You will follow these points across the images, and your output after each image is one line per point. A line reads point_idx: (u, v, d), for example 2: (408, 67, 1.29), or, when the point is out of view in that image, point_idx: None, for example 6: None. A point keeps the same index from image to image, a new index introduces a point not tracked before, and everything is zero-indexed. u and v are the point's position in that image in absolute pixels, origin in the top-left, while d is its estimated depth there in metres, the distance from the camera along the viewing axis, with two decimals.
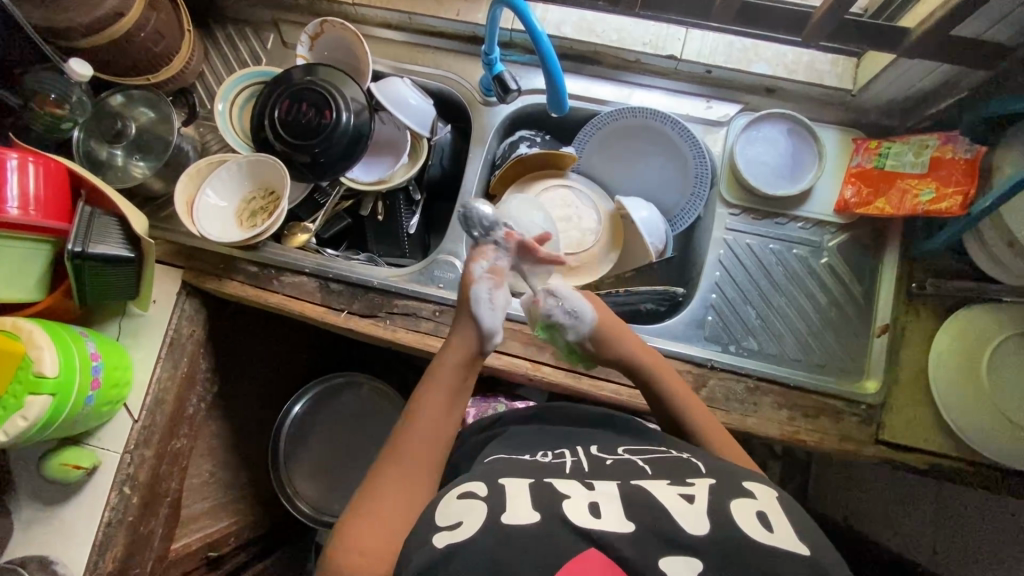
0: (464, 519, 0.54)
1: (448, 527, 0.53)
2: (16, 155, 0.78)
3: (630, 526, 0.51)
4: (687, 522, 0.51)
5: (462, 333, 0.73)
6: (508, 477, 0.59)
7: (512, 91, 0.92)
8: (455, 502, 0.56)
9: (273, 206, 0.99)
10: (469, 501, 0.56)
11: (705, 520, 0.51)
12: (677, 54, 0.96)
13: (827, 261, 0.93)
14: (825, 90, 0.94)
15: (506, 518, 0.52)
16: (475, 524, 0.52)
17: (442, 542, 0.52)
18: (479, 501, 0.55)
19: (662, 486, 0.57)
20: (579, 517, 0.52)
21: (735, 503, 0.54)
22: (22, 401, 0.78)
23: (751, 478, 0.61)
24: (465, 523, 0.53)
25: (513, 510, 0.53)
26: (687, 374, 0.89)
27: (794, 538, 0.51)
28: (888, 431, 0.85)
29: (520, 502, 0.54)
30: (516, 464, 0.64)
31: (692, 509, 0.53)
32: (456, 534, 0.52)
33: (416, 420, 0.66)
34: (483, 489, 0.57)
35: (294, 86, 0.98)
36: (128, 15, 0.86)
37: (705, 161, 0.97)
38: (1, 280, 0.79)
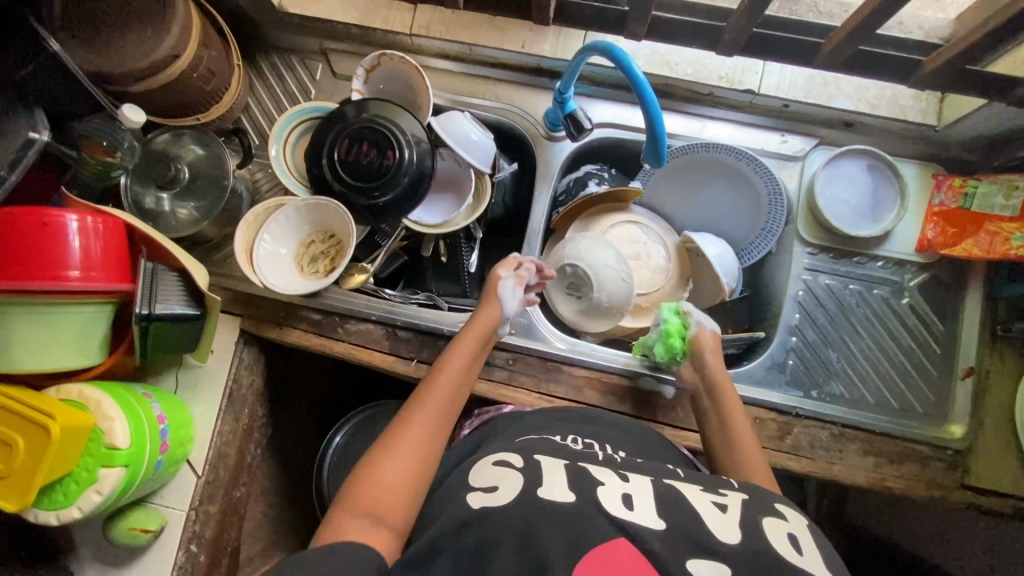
0: (499, 484, 0.59)
1: (483, 489, 0.58)
2: (75, 215, 0.72)
3: (660, 523, 0.53)
4: (719, 529, 0.53)
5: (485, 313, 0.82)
6: (543, 456, 0.64)
7: (586, 129, 0.89)
8: (489, 470, 0.62)
9: (335, 250, 0.95)
10: (503, 471, 0.61)
11: (737, 531, 0.53)
12: (755, 88, 0.92)
13: (908, 302, 0.91)
14: (907, 126, 0.91)
15: (540, 491, 0.56)
16: (511, 491, 0.57)
17: (477, 503, 0.57)
18: (513, 471, 0.60)
19: (695, 491, 0.60)
20: (613, 507, 0.54)
21: (766, 521, 0.56)
22: (95, 474, 0.75)
23: (783, 500, 0.61)
24: (502, 487, 0.58)
25: (549, 486, 0.57)
26: (770, 422, 0.88)
27: (823, 567, 0.52)
28: (974, 476, 0.84)
29: (559, 481, 0.58)
30: (549, 446, 0.68)
31: (724, 518, 0.55)
32: (490, 497, 0.57)
33: (434, 387, 0.72)
34: (518, 462, 0.62)
35: (352, 125, 0.93)
36: (183, 56, 0.80)
37: (781, 198, 0.94)
38: (64, 349, 0.75)
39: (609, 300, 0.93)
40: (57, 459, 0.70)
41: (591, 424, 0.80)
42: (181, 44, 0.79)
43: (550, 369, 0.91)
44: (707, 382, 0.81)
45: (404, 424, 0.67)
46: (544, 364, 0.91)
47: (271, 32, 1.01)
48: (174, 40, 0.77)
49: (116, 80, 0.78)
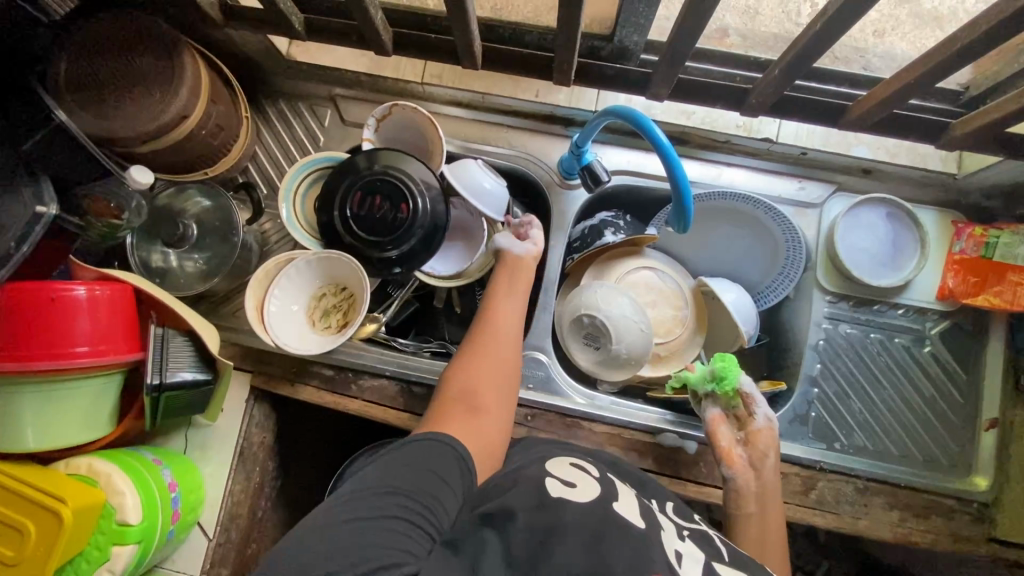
0: (579, 484, 0.62)
1: (566, 483, 0.61)
2: (83, 289, 0.70)
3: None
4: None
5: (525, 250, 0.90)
6: (616, 480, 0.67)
7: (603, 182, 0.87)
8: (567, 466, 0.66)
9: (348, 305, 0.93)
10: (581, 474, 0.65)
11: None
12: (773, 137, 0.92)
13: (930, 351, 0.90)
14: (927, 174, 0.90)
15: (616, 507, 0.59)
16: (588, 493, 0.60)
17: (556, 489, 0.60)
18: (591, 480, 0.64)
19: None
20: (676, 559, 0.55)
21: None
22: (107, 552, 0.72)
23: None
24: (581, 489, 0.61)
25: (625, 506, 0.60)
26: (794, 477, 0.86)
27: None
28: (1001, 529, 0.83)
29: (631, 508, 0.61)
30: (616, 475, 0.70)
31: None
32: (569, 488, 0.61)
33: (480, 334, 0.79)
34: (596, 473, 0.66)
35: (364, 177, 0.91)
36: (192, 115, 0.78)
37: (800, 246, 0.93)
38: (74, 424, 0.73)
39: (628, 351, 0.91)
40: (68, 544, 0.68)
41: (626, 471, 0.78)
42: (189, 105, 0.76)
43: (569, 425, 0.89)
44: (761, 486, 0.78)
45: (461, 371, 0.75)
46: (563, 420, 0.89)
47: (279, 79, 0.99)
48: (183, 102, 0.75)
49: (122, 143, 0.76)
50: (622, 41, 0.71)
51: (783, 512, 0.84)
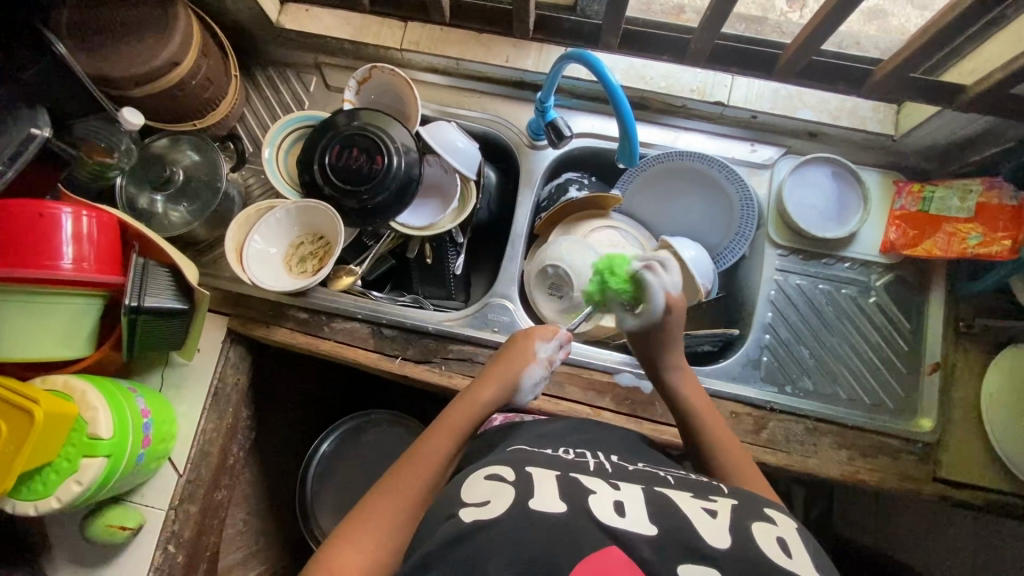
0: (491, 498, 0.57)
1: (476, 504, 0.56)
2: (70, 209, 0.75)
3: (652, 528, 0.53)
4: (709, 533, 0.53)
5: (510, 366, 0.78)
6: (535, 468, 0.62)
7: (566, 137, 0.93)
8: (483, 483, 0.60)
9: (324, 251, 0.98)
10: (496, 485, 0.59)
11: (726, 535, 0.53)
12: (724, 100, 0.97)
13: (876, 301, 0.95)
14: (867, 135, 0.96)
15: (533, 503, 0.55)
16: (502, 505, 0.55)
17: (469, 516, 0.55)
18: (505, 485, 0.58)
19: (685, 497, 0.59)
20: (605, 514, 0.54)
21: (756, 526, 0.55)
22: (77, 464, 0.75)
23: (774, 506, 0.61)
24: (493, 502, 0.56)
25: (541, 497, 0.56)
26: (747, 416, 0.90)
27: (811, 570, 0.51)
28: (944, 468, 0.87)
29: (548, 492, 0.57)
30: (541, 457, 0.66)
31: (715, 523, 0.54)
32: (482, 510, 0.55)
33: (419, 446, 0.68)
34: (512, 476, 0.60)
35: (343, 132, 0.97)
36: (183, 63, 0.84)
37: (752, 204, 0.99)
38: (52, 339, 0.76)
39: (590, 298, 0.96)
40: (39, 447, 0.71)
41: (583, 432, 0.78)
42: (181, 53, 0.83)
43: None
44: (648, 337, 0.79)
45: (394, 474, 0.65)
46: None
47: (268, 47, 1.06)
48: (175, 47, 0.82)
49: (117, 84, 0.82)
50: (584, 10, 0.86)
51: None
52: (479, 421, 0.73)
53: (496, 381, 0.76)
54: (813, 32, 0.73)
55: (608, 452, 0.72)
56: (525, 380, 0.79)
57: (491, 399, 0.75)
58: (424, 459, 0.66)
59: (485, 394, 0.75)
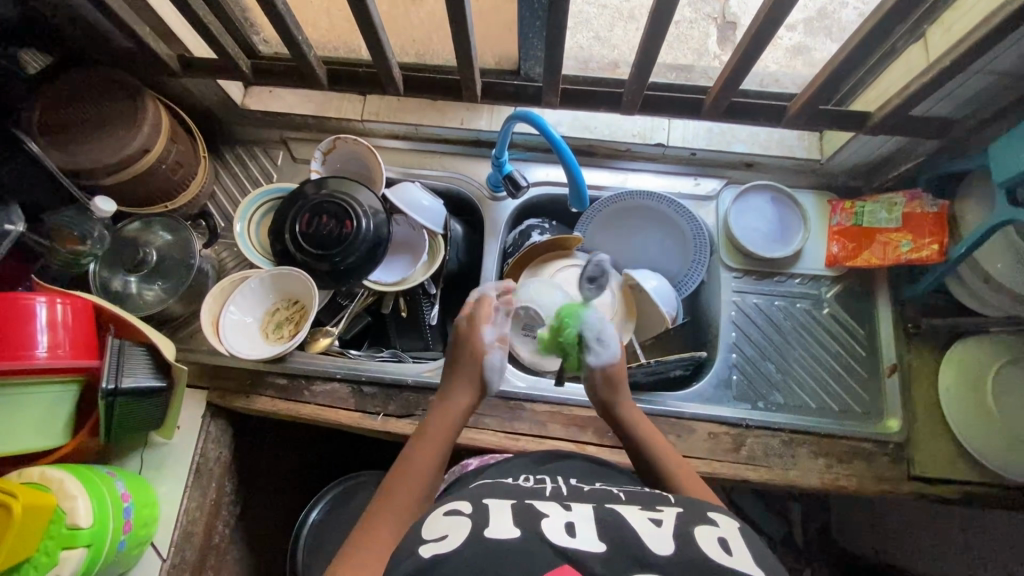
0: (449, 533, 0.60)
1: (434, 539, 0.59)
2: (44, 298, 0.76)
3: (601, 546, 0.56)
4: (652, 542, 0.57)
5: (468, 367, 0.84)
6: (493, 499, 0.66)
7: (523, 187, 1.00)
8: (444, 519, 0.63)
9: (299, 315, 1.00)
10: (457, 520, 0.62)
11: (671, 541, 0.57)
12: (664, 141, 1.05)
13: (829, 312, 1.01)
14: (797, 161, 1.05)
15: (489, 532, 0.58)
16: (461, 535, 0.59)
17: (428, 552, 0.57)
18: (464, 519, 0.62)
19: (633, 512, 0.63)
20: (557, 537, 0.57)
21: (696, 529, 0.60)
22: (56, 558, 0.73)
23: (717, 509, 0.66)
24: (452, 535, 0.59)
25: (497, 526, 0.59)
26: (724, 435, 0.93)
27: (754, 566, 0.55)
28: (917, 467, 0.90)
29: (504, 521, 0.60)
30: (500, 489, 0.70)
31: (659, 532, 0.59)
32: (441, 545, 0.58)
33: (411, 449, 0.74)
34: (469, 508, 0.64)
35: (313, 200, 1.01)
36: (153, 149, 0.88)
37: (703, 232, 1.05)
38: (28, 429, 0.76)
39: None
40: (20, 542, 0.69)
41: (544, 463, 0.80)
42: (151, 140, 0.87)
43: (513, 408, 0.95)
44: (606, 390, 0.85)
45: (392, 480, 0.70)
46: (506, 403, 0.95)
47: (235, 127, 1.12)
48: (144, 135, 0.86)
49: (89, 174, 0.86)
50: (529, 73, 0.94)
51: (715, 468, 0.90)
52: (462, 415, 0.80)
53: (466, 378, 0.83)
54: (730, 76, 0.81)
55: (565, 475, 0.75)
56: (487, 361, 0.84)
57: (464, 395, 0.82)
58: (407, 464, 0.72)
59: (458, 390, 0.82)
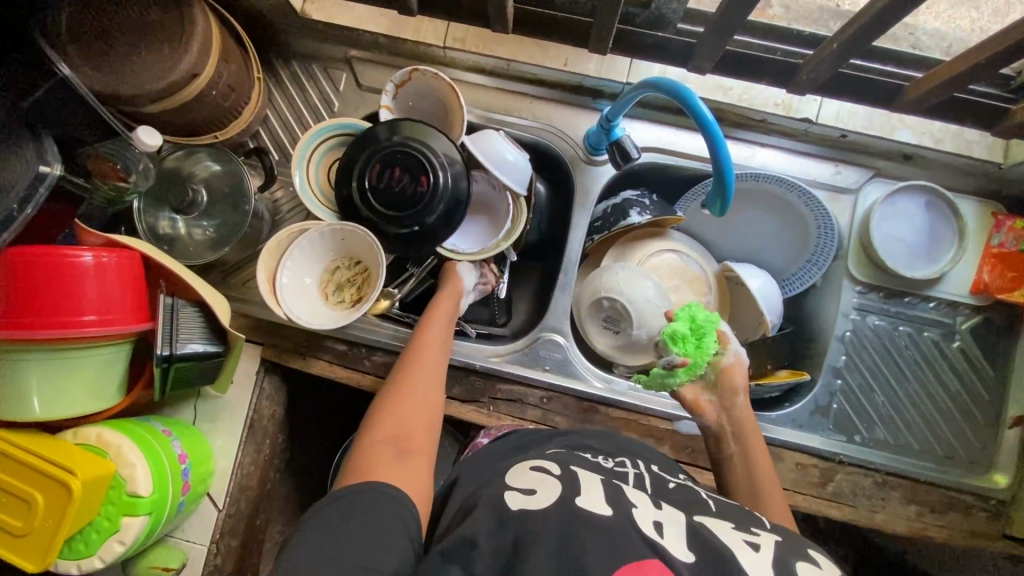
0: (537, 490, 0.58)
1: (521, 492, 0.57)
2: (89, 253, 0.67)
3: (690, 554, 0.51)
4: (751, 566, 0.50)
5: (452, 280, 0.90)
6: (580, 471, 0.63)
7: (633, 158, 0.83)
8: (526, 476, 0.61)
9: (362, 279, 0.90)
10: (542, 478, 0.60)
11: (767, 567, 0.50)
12: (812, 117, 0.86)
13: (959, 346, 0.88)
14: (970, 162, 0.86)
15: (579, 501, 0.56)
16: (548, 498, 0.56)
17: (516, 504, 0.56)
18: (550, 480, 0.60)
19: (725, 528, 0.56)
20: (648, 529, 0.53)
21: (798, 563, 0.52)
22: (118, 523, 0.71)
23: (816, 547, 0.56)
24: (539, 494, 0.57)
25: (589, 498, 0.56)
26: (813, 468, 0.85)
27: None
28: (1017, 528, 0.83)
29: (595, 496, 0.57)
30: (585, 462, 0.66)
31: (757, 556, 0.52)
32: (527, 499, 0.56)
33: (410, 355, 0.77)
34: (556, 471, 0.62)
35: (384, 148, 0.85)
36: (202, 74, 0.73)
37: (832, 233, 0.90)
38: (81, 395, 0.70)
39: (649, 337, 0.89)
40: (80, 512, 0.67)
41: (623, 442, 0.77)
42: (200, 62, 0.72)
43: (586, 410, 0.87)
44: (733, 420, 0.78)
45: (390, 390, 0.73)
46: (580, 403, 0.88)
47: (292, 38, 0.93)
48: (194, 57, 0.71)
49: (130, 102, 0.71)
50: (658, 7, 0.68)
51: (799, 502, 0.83)
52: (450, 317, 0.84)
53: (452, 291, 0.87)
54: None
55: (648, 464, 0.72)
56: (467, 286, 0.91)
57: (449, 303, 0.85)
58: (414, 366, 0.75)
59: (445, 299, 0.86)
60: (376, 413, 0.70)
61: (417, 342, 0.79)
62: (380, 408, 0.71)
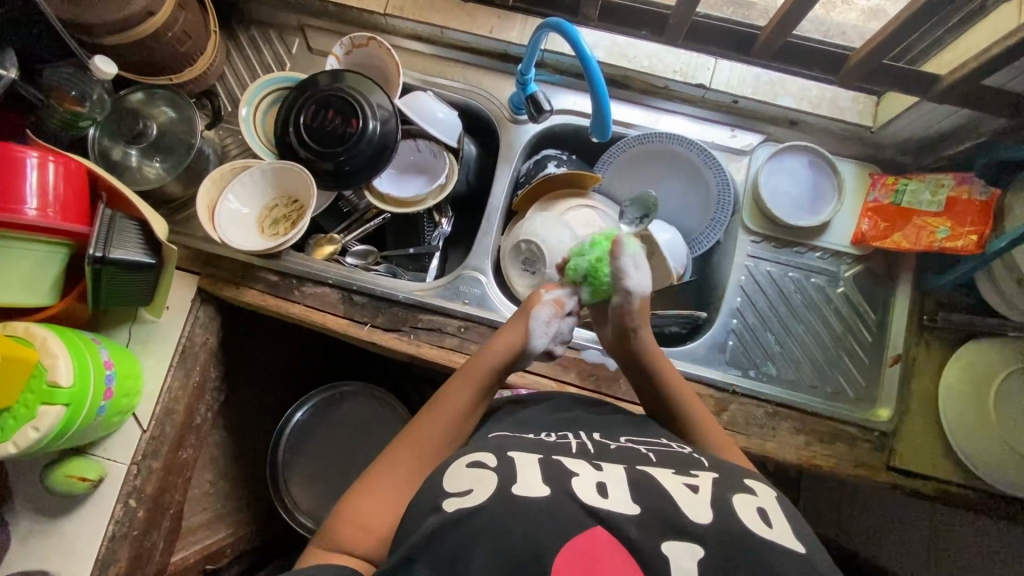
0: (474, 487, 0.55)
1: (458, 493, 0.54)
2: (35, 153, 0.74)
3: (636, 507, 0.53)
4: (691, 509, 0.52)
5: (508, 335, 0.76)
6: (516, 453, 0.61)
7: (545, 111, 0.93)
8: (466, 471, 0.58)
9: (296, 215, 0.97)
10: (479, 473, 0.57)
11: (709, 511, 0.53)
12: (707, 83, 0.98)
13: (843, 291, 0.96)
14: (846, 126, 0.97)
15: (516, 490, 0.53)
16: (487, 491, 0.54)
17: (450, 506, 0.53)
18: (488, 473, 0.57)
19: (667, 474, 0.59)
20: (589, 496, 0.53)
21: (735, 497, 0.56)
22: (34, 411, 0.75)
23: (756, 478, 0.62)
24: (475, 491, 0.54)
25: (525, 483, 0.55)
26: (709, 398, 0.91)
27: (793, 540, 0.52)
28: (898, 458, 0.88)
29: (532, 477, 0.56)
30: (523, 441, 0.65)
31: (698, 498, 0.54)
32: (464, 500, 0.53)
33: (443, 399, 0.70)
34: (493, 462, 0.58)
35: (321, 92, 0.95)
36: (158, 14, 0.83)
37: (729, 189, 0.99)
38: (15, 286, 0.76)
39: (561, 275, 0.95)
40: None
41: (562, 411, 0.78)
42: (156, 2, 0.82)
43: None
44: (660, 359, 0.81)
45: (410, 435, 0.67)
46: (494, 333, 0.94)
47: (251, 5, 1.05)
48: None
49: (90, 32, 0.81)
50: None
51: None
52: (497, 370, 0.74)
53: (512, 332, 0.77)
54: None
55: (591, 431, 0.71)
56: (535, 323, 0.78)
57: (506, 349, 0.75)
58: (439, 416, 0.68)
59: (501, 342, 0.76)
60: (387, 454, 0.65)
61: (452, 383, 0.72)
62: (395, 449, 0.66)
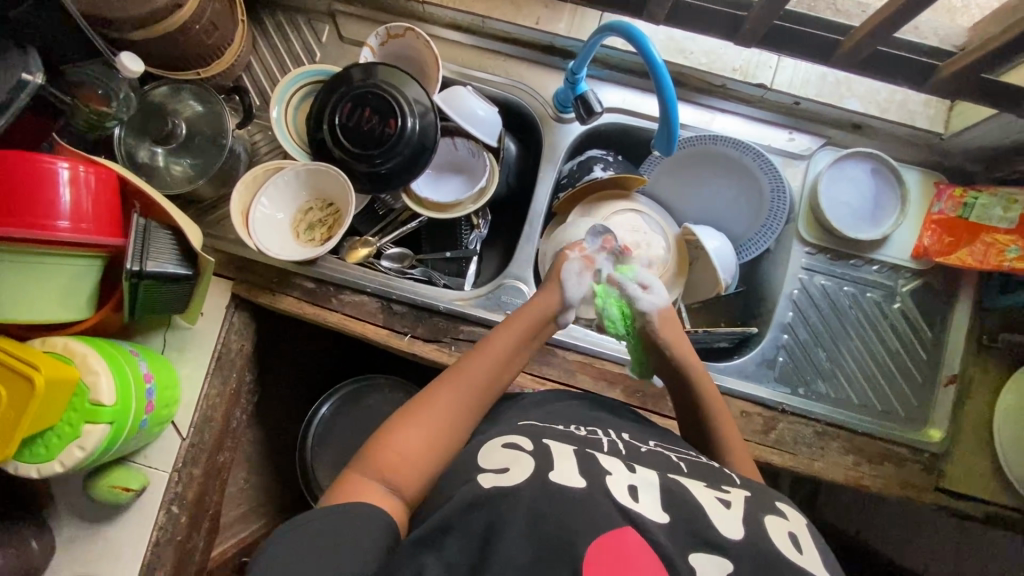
0: (511, 465, 0.53)
1: (494, 470, 0.53)
2: (66, 162, 0.70)
3: (665, 515, 0.50)
4: (724, 526, 0.50)
5: (546, 294, 0.72)
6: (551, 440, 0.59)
7: (595, 112, 0.86)
8: (501, 450, 0.57)
9: (332, 219, 0.93)
10: (516, 453, 0.55)
11: (741, 527, 0.50)
12: (767, 83, 0.92)
13: (900, 307, 0.92)
14: (914, 131, 0.92)
15: (553, 476, 0.52)
16: (523, 474, 0.52)
17: (486, 482, 0.51)
18: (525, 455, 0.55)
19: (700, 486, 0.56)
20: (621, 495, 0.51)
21: (768, 519, 0.53)
22: (78, 429, 0.73)
23: (784, 499, 0.59)
24: (514, 470, 0.53)
25: (562, 470, 0.53)
26: (757, 416, 0.89)
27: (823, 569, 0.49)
28: (947, 480, 0.86)
29: (568, 467, 0.53)
30: (554, 431, 0.63)
31: (729, 513, 0.52)
32: (501, 477, 0.52)
33: (473, 356, 0.66)
34: (530, 446, 0.57)
35: (356, 89, 0.89)
36: (185, 7, 0.77)
37: (784, 197, 0.94)
38: (53, 302, 0.73)
39: None
40: (41, 412, 0.69)
41: (599, 408, 0.76)
42: None
43: (543, 351, 0.91)
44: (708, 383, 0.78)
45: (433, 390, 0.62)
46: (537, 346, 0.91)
47: None
48: None
49: (115, 26, 0.76)
50: None
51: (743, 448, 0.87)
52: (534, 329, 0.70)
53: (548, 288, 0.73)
54: None
55: (619, 431, 0.69)
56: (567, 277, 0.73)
57: (541, 305, 0.71)
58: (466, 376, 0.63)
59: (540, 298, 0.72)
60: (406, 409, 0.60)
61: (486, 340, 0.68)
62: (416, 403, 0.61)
